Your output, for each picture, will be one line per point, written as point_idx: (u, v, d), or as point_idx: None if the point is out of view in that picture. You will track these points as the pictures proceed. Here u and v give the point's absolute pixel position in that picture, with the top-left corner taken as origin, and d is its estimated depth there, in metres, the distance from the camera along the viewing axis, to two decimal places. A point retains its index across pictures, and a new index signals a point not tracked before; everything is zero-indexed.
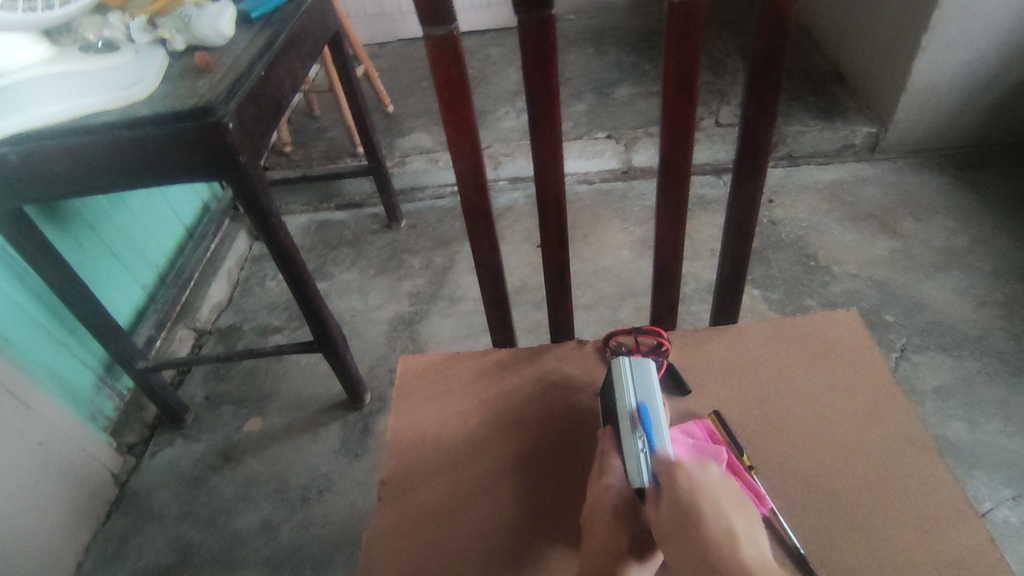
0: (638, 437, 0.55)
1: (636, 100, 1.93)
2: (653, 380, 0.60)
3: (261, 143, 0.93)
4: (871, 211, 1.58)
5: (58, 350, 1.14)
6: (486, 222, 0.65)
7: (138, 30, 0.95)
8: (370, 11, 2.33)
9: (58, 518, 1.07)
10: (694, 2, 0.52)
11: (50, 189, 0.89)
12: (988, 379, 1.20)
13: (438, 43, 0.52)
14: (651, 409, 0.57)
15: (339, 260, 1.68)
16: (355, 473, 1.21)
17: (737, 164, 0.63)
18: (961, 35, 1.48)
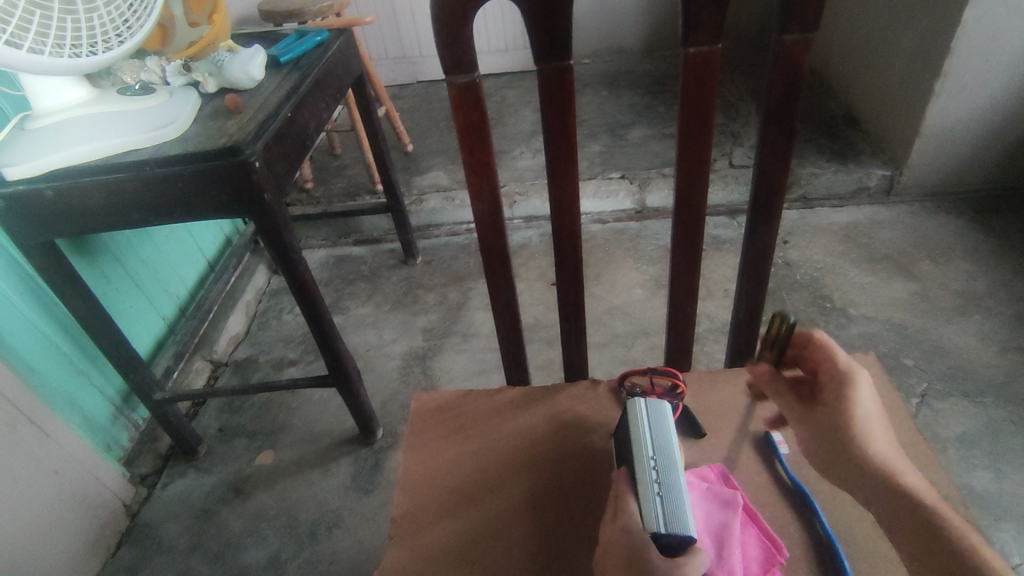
0: (654, 480, 0.55)
1: (650, 141, 1.96)
2: (669, 424, 0.60)
3: (285, 181, 0.96)
4: (887, 253, 1.58)
5: (79, 379, 1.16)
6: (503, 260, 0.67)
7: (173, 73, 1.00)
8: (392, 54, 2.42)
9: (67, 549, 1.07)
10: (709, 54, 0.54)
11: (82, 225, 0.92)
12: (1012, 428, 1.17)
13: (461, 90, 0.54)
14: (666, 454, 0.57)
15: (356, 295, 1.70)
16: (364, 510, 1.20)
17: (751, 210, 0.63)
18: (973, 82, 1.50)
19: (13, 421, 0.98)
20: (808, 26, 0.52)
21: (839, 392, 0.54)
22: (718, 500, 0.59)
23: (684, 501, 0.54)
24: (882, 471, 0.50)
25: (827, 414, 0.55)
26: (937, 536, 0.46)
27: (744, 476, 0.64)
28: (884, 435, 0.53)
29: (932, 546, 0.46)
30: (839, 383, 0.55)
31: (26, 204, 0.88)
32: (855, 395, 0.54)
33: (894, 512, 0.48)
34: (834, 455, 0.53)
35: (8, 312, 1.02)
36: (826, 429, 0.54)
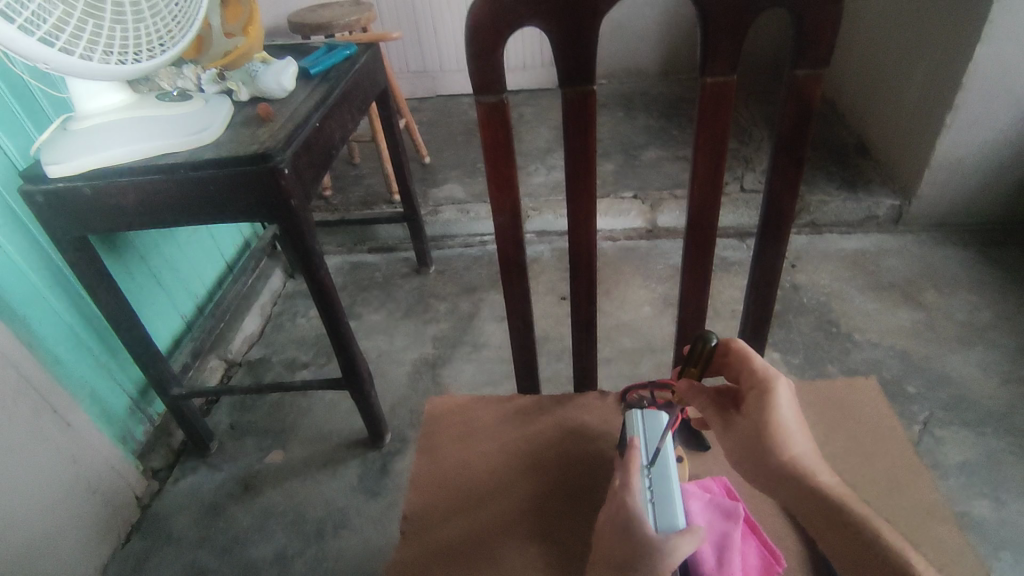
0: (647, 486, 0.58)
1: (663, 162, 2.00)
2: (664, 434, 0.63)
3: (311, 188, 1.00)
4: (894, 280, 1.60)
5: (100, 371, 1.19)
6: (520, 272, 0.70)
7: (207, 81, 1.05)
8: (413, 69, 2.48)
9: (81, 536, 1.10)
10: (725, 83, 0.57)
11: (115, 222, 0.96)
12: (1014, 458, 1.18)
13: (489, 109, 0.58)
14: (661, 462, 0.60)
15: (369, 301, 1.74)
16: (370, 512, 1.22)
17: (760, 233, 0.66)
18: (982, 116, 1.53)
19: (37, 408, 1.02)
20: (819, 62, 0.55)
21: (758, 403, 0.58)
22: (720, 510, 0.61)
23: (676, 506, 0.56)
24: (801, 480, 0.54)
25: (749, 426, 0.59)
26: (854, 539, 0.51)
27: (745, 489, 0.66)
28: (802, 439, 0.57)
29: (850, 549, 0.51)
30: (758, 396, 0.58)
31: (63, 200, 0.92)
32: (775, 405, 0.57)
33: (816, 518, 0.53)
34: (758, 464, 0.57)
35: (39, 303, 1.06)
36: (749, 440, 0.58)
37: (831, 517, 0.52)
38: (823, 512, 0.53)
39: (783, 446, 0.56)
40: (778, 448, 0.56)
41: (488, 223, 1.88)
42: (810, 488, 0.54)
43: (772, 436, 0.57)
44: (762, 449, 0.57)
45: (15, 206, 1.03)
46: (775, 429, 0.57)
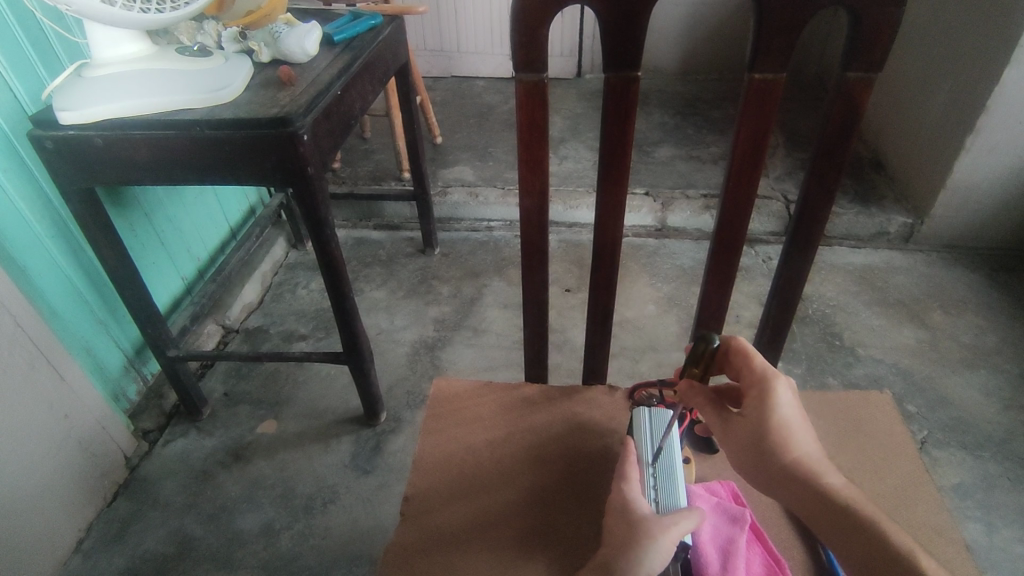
0: (651, 485, 0.60)
1: (676, 161, 1.98)
2: (673, 434, 0.65)
3: (328, 157, 0.98)
4: (900, 298, 1.59)
5: (97, 328, 1.17)
6: (541, 258, 0.68)
7: (228, 39, 1.02)
8: (430, 46, 2.44)
9: (68, 493, 1.08)
10: (773, 80, 0.55)
11: (125, 175, 0.93)
12: (1008, 484, 1.19)
13: (529, 87, 0.56)
14: (667, 463, 0.62)
15: (371, 278, 1.72)
16: (361, 489, 1.21)
17: (789, 238, 0.65)
18: (1004, 141, 1.52)
19: (33, 361, 1.00)
20: (872, 66, 0.54)
21: (755, 404, 0.55)
22: (727, 515, 0.60)
23: (678, 503, 0.58)
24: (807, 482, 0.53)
25: (750, 429, 0.55)
26: (866, 543, 0.50)
27: (753, 495, 0.66)
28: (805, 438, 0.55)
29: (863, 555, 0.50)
30: (760, 398, 0.55)
31: (73, 149, 0.90)
32: (775, 405, 0.54)
33: (823, 521, 0.52)
34: (756, 467, 0.55)
35: (39, 252, 1.04)
36: (746, 443, 0.56)
37: (840, 521, 0.52)
38: (830, 516, 0.52)
39: (785, 448, 0.54)
40: (780, 451, 0.54)
41: (497, 209, 1.86)
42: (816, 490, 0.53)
43: (777, 440, 0.54)
44: (762, 452, 0.55)
45: (22, 152, 1.01)
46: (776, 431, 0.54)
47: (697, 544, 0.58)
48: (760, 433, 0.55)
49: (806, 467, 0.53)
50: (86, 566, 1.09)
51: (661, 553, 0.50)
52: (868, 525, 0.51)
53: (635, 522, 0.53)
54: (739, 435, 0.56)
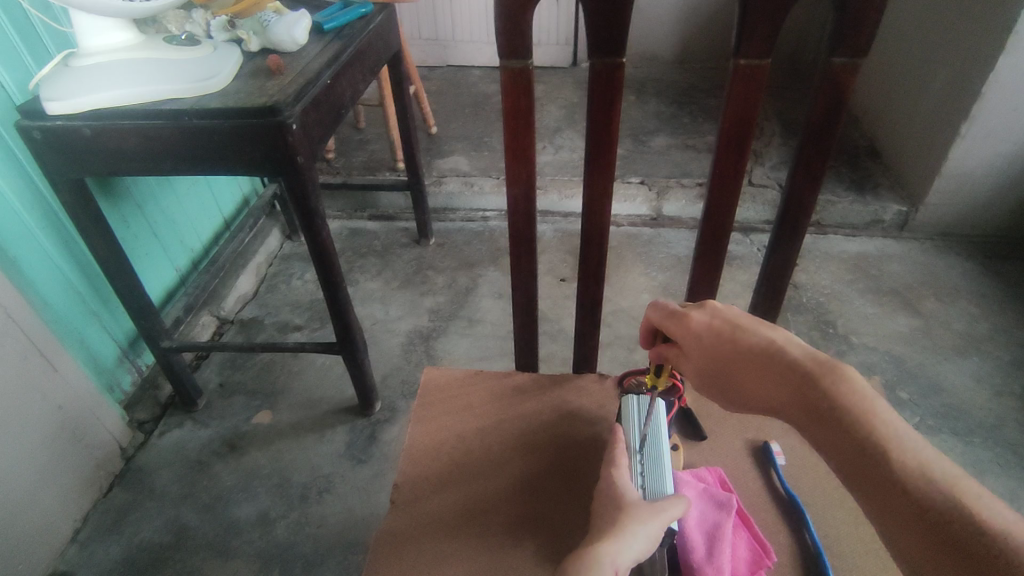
0: (639, 472, 0.60)
1: (672, 151, 1.97)
2: (661, 421, 0.65)
3: (318, 147, 0.97)
4: (894, 286, 1.59)
5: (90, 319, 1.17)
6: (529, 247, 0.68)
7: (217, 28, 1.01)
8: (425, 35, 2.43)
9: (63, 483, 1.09)
10: (760, 66, 0.55)
11: (114, 166, 0.93)
12: (998, 470, 1.19)
13: (513, 75, 0.56)
14: (655, 450, 0.62)
15: (366, 269, 1.72)
16: (355, 479, 1.22)
17: (777, 225, 0.65)
18: (999, 127, 1.51)
19: (26, 353, 1.00)
20: (858, 50, 0.54)
21: (694, 324, 0.56)
22: (713, 501, 0.61)
23: (666, 489, 0.58)
24: (782, 376, 0.51)
25: (703, 366, 0.56)
26: (853, 438, 0.46)
27: (740, 481, 0.66)
28: (774, 330, 0.53)
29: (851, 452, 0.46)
30: (692, 337, 0.56)
31: (61, 139, 0.89)
32: (705, 338, 0.55)
33: (810, 419, 0.49)
34: (727, 381, 0.55)
35: (29, 244, 1.04)
36: (706, 373, 0.56)
37: (827, 415, 0.48)
38: (814, 410, 0.48)
39: (746, 350, 0.53)
40: (740, 356, 0.53)
41: (492, 198, 1.86)
42: (792, 385, 0.50)
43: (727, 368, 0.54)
44: (721, 372, 0.55)
45: (11, 143, 1.00)
46: (728, 338, 0.54)
47: (683, 529, 0.58)
48: (710, 367, 0.55)
49: (768, 369, 0.52)
50: (83, 556, 1.10)
51: (652, 537, 0.51)
52: (855, 415, 0.46)
53: (625, 507, 0.54)
54: (704, 376, 0.56)
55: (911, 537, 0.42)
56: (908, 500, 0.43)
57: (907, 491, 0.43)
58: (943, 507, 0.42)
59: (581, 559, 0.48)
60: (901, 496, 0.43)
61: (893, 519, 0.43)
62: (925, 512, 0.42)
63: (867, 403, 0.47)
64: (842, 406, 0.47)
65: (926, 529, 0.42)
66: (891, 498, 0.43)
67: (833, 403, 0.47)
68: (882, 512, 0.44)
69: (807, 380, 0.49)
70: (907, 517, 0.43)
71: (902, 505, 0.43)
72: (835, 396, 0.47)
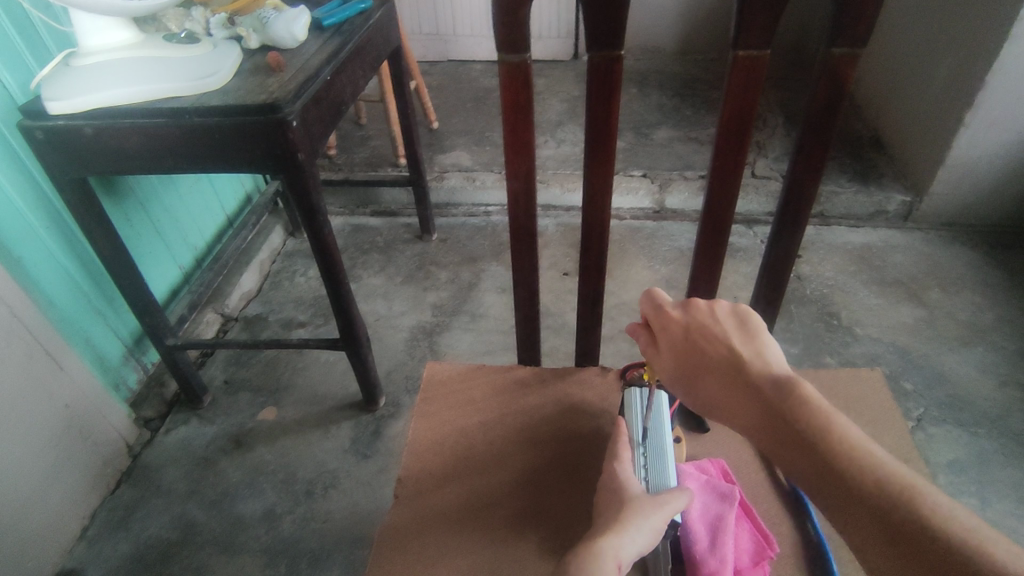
0: (641, 465, 0.60)
1: (674, 143, 1.97)
2: (663, 413, 0.65)
3: (319, 143, 0.97)
4: (899, 277, 1.59)
5: (95, 318, 1.18)
6: (529, 242, 0.68)
7: (217, 25, 1.01)
8: (425, 30, 2.42)
9: (71, 481, 1.10)
10: (759, 57, 0.55)
11: (115, 165, 0.93)
12: (1003, 460, 1.19)
13: (511, 69, 0.56)
14: (657, 443, 0.62)
15: (369, 265, 1.72)
16: (360, 474, 1.23)
17: (778, 217, 0.65)
18: (1004, 116, 1.50)
19: (31, 351, 1.00)
20: (857, 41, 0.53)
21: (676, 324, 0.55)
22: (716, 492, 0.61)
23: (667, 482, 0.59)
24: (746, 384, 0.49)
25: (678, 363, 0.54)
26: (820, 453, 0.45)
27: (743, 473, 0.66)
28: (741, 340, 0.52)
29: (818, 470, 0.44)
30: (673, 334, 0.55)
31: (63, 139, 0.90)
32: (687, 334, 0.54)
33: (775, 432, 0.47)
34: (688, 388, 0.53)
35: (33, 243, 1.04)
36: (678, 369, 0.54)
37: (793, 431, 0.46)
38: (779, 424, 0.47)
39: (714, 355, 0.52)
40: (705, 360, 0.52)
41: (494, 193, 1.85)
42: (757, 396, 0.48)
43: (703, 368, 0.52)
44: (696, 369, 0.53)
45: (14, 143, 1.01)
46: (694, 343, 0.53)
47: (686, 522, 0.58)
48: (685, 365, 0.53)
49: (737, 373, 0.50)
50: (92, 553, 1.11)
51: (653, 530, 0.51)
52: (820, 428, 0.45)
53: (626, 501, 0.54)
54: (676, 373, 0.54)
55: (884, 561, 0.41)
56: (884, 521, 0.41)
57: (885, 512, 0.41)
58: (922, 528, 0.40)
59: (581, 552, 0.49)
60: (877, 517, 0.41)
61: (869, 543, 0.42)
62: (905, 534, 0.40)
63: (830, 417, 0.46)
64: (807, 422, 0.46)
65: (905, 553, 0.40)
66: (866, 519, 0.42)
67: (798, 419, 0.46)
68: (855, 533, 0.42)
69: (769, 393, 0.48)
70: (882, 539, 0.41)
71: (878, 526, 0.41)
72: (801, 412, 0.46)
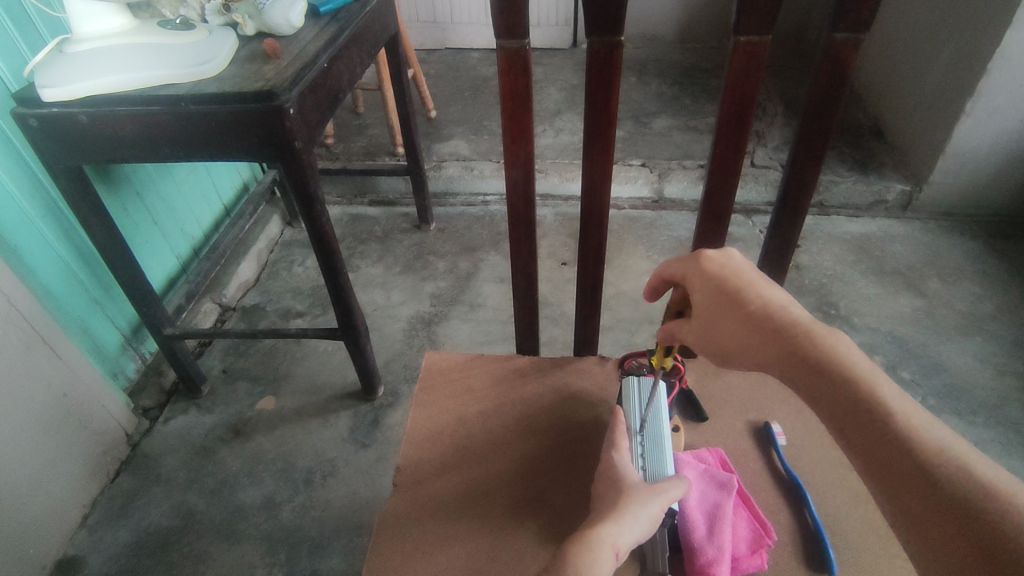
0: (639, 453, 0.60)
1: (673, 132, 1.96)
2: (661, 401, 0.65)
3: (316, 131, 0.97)
4: (897, 267, 1.59)
5: (92, 307, 1.17)
6: (528, 230, 0.68)
7: (211, 12, 1.00)
8: (423, 18, 2.39)
9: (71, 469, 1.10)
10: (760, 43, 0.54)
11: (110, 153, 0.92)
12: (1000, 449, 1.20)
13: (510, 54, 0.55)
14: (655, 432, 0.62)
15: (367, 254, 1.71)
16: (360, 462, 1.23)
17: (778, 206, 0.65)
18: (1005, 105, 1.49)
19: (28, 340, 1.00)
20: (860, 26, 0.53)
21: (708, 272, 0.54)
22: (715, 481, 0.61)
23: (664, 471, 0.59)
24: (781, 339, 0.50)
25: (708, 315, 0.54)
26: (857, 403, 0.46)
27: (741, 461, 0.66)
28: (774, 291, 0.53)
29: (851, 420, 0.47)
30: (703, 284, 0.55)
31: (58, 127, 0.89)
32: (716, 283, 0.54)
33: (809, 378, 0.49)
34: (720, 337, 0.54)
35: (29, 232, 1.04)
36: (708, 321, 0.54)
37: (829, 383, 0.48)
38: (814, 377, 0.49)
39: (750, 308, 0.52)
40: (738, 312, 0.52)
41: (492, 182, 1.84)
42: (793, 349, 0.50)
43: (736, 319, 0.53)
44: (728, 321, 0.53)
45: (8, 131, 1.00)
46: (728, 294, 0.53)
47: (685, 510, 0.59)
48: (716, 317, 0.54)
49: (772, 326, 0.51)
50: (92, 540, 1.11)
51: (650, 519, 0.51)
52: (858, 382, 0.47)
53: (624, 489, 0.54)
54: (706, 326, 0.55)
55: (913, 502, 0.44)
56: (914, 465, 0.44)
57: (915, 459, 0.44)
58: (953, 476, 0.43)
59: (579, 540, 0.49)
60: (913, 465, 0.44)
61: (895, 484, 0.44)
62: (935, 479, 0.43)
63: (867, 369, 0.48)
64: (844, 372, 0.48)
65: (933, 497, 0.43)
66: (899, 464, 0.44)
67: (838, 372, 0.48)
68: (885, 480, 0.45)
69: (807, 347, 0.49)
70: (913, 484, 0.44)
71: (912, 473, 0.44)
72: (843, 366, 0.48)
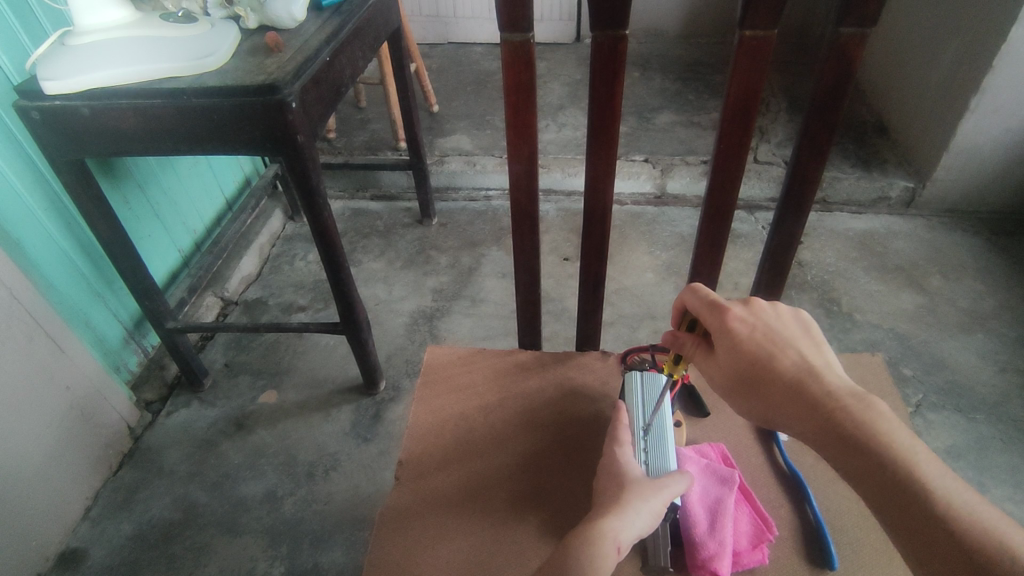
0: (641, 448, 0.61)
1: (676, 127, 1.95)
2: (663, 396, 0.65)
3: (318, 125, 0.96)
4: (900, 263, 1.59)
5: (93, 300, 1.17)
6: (531, 225, 0.68)
7: (214, 5, 0.99)
8: (426, 12, 2.39)
9: (73, 462, 1.11)
10: (765, 38, 0.54)
11: (113, 146, 0.92)
12: (1001, 446, 1.20)
13: (514, 48, 0.55)
14: (657, 426, 0.62)
15: (369, 249, 1.71)
16: (362, 457, 1.23)
17: (781, 202, 0.64)
18: (1010, 102, 1.48)
19: (31, 332, 1.00)
20: (866, 21, 0.52)
21: (731, 325, 0.53)
22: (716, 477, 0.61)
23: (666, 465, 0.59)
24: (803, 398, 0.48)
25: (729, 367, 0.53)
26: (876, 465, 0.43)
27: (742, 456, 0.66)
28: (804, 350, 0.51)
29: (873, 480, 0.43)
30: (724, 334, 0.53)
31: (60, 120, 0.89)
32: (740, 337, 0.52)
33: (833, 446, 0.46)
34: (741, 391, 0.52)
35: (31, 225, 1.04)
36: (729, 375, 0.53)
37: (850, 442, 0.45)
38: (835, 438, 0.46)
39: (773, 365, 0.50)
40: (760, 367, 0.51)
41: (494, 177, 1.84)
42: (815, 410, 0.47)
43: (756, 373, 0.51)
44: (749, 376, 0.51)
45: (10, 124, 1.00)
46: (753, 348, 0.51)
47: (687, 504, 0.59)
48: (737, 370, 0.52)
49: (794, 383, 0.49)
50: (95, 533, 1.12)
51: (652, 513, 0.51)
52: (882, 443, 0.44)
53: (626, 483, 0.54)
54: (727, 378, 0.53)
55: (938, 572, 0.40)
56: (943, 544, 0.40)
57: (957, 542, 0.39)
58: (982, 548, 0.39)
59: (580, 534, 0.49)
60: (937, 533, 0.40)
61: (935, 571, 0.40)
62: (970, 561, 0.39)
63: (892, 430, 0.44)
64: (871, 436, 0.44)
65: None
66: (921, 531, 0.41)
67: (858, 433, 0.45)
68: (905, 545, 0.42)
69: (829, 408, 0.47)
70: (937, 555, 0.40)
71: (935, 541, 0.40)
72: (865, 427, 0.45)
